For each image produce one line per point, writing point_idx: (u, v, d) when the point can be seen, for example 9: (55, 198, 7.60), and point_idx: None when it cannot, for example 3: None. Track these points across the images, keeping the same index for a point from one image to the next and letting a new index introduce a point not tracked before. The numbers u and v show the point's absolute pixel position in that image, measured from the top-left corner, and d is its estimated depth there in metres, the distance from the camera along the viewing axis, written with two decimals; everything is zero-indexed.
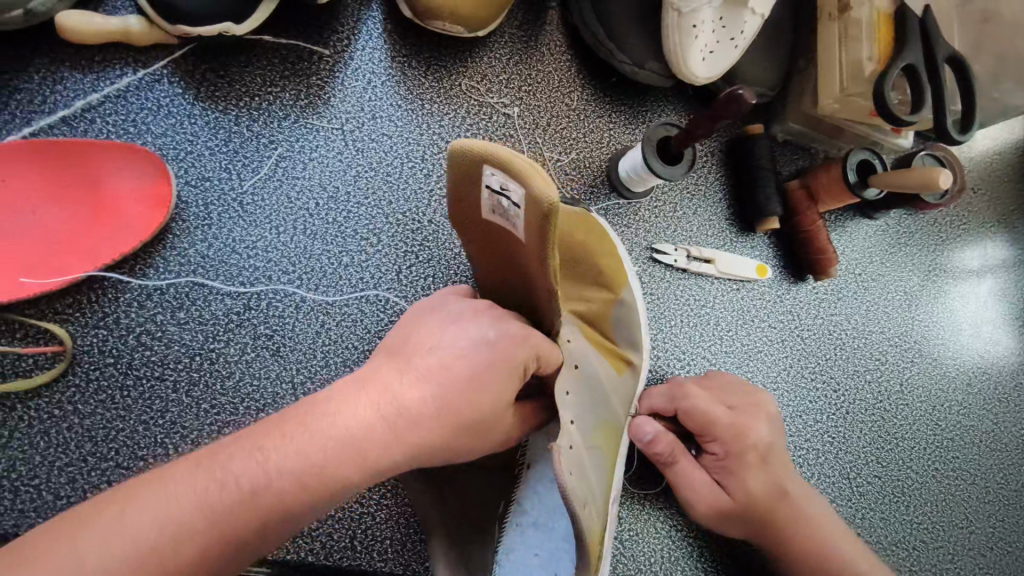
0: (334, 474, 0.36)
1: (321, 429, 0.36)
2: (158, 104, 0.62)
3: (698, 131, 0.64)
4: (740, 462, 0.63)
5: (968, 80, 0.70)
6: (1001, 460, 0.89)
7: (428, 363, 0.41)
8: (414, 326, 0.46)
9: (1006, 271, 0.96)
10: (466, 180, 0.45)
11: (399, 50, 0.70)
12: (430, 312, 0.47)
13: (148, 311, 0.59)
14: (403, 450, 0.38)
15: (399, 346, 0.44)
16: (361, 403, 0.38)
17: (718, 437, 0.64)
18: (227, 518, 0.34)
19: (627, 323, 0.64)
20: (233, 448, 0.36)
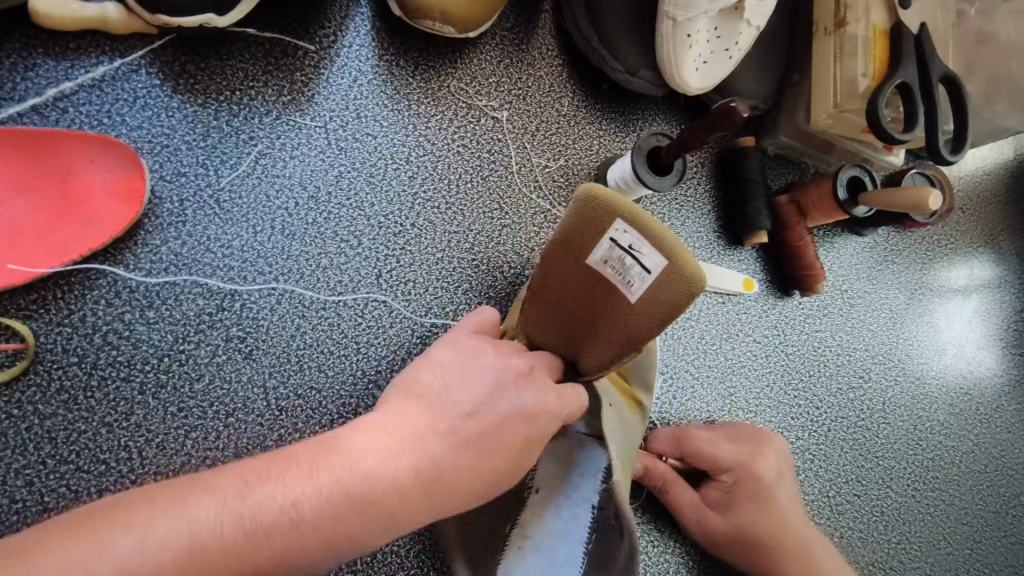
0: (367, 534, 0.39)
1: (355, 486, 0.40)
2: (134, 95, 0.60)
3: (690, 143, 0.63)
4: (746, 487, 0.66)
5: (961, 100, 0.69)
6: (980, 481, 0.89)
7: (456, 424, 0.45)
8: (444, 370, 0.49)
9: (991, 291, 0.96)
10: (584, 223, 0.47)
11: (387, 48, 0.68)
12: (460, 355, 0.50)
13: (116, 310, 0.57)
14: (428, 512, 0.42)
15: (429, 394, 0.47)
16: (391, 465, 0.41)
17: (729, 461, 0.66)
18: (253, 560, 0.35)
19: (643, 366, 0.66)
20: (266, 489, 0.38)
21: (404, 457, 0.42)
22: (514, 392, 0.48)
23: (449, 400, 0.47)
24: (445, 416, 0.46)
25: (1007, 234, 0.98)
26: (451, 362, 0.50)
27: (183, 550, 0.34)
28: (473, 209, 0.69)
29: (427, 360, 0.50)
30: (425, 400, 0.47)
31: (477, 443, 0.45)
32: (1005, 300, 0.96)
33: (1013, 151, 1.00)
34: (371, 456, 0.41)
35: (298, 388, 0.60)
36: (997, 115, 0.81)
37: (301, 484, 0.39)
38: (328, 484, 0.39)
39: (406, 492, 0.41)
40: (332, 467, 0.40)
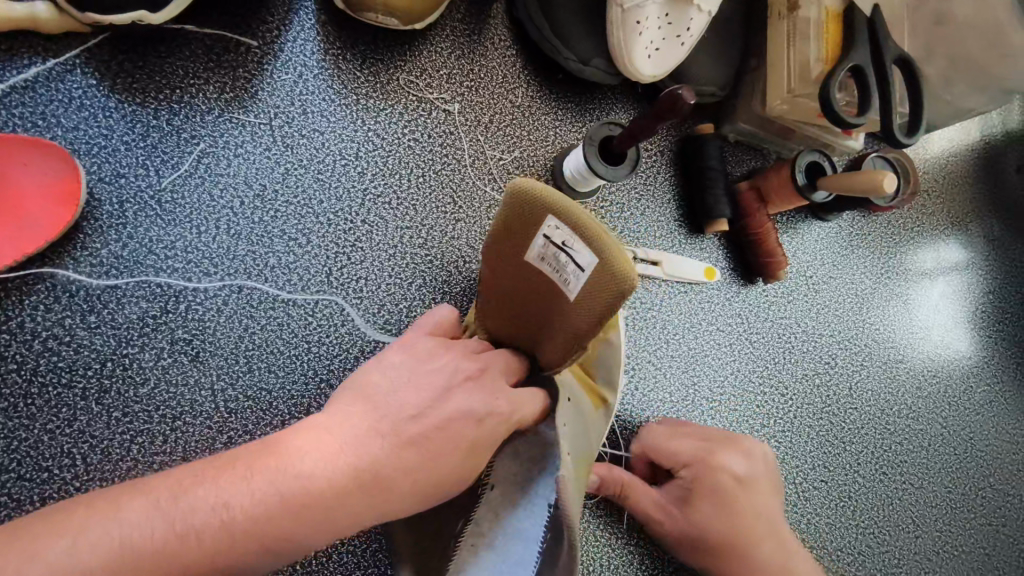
0: (299, 538, 0.39)
1: (290, 488, 0.39)
2: (70, 96, 0.58)
3: (640, 131, 0.62)
4: (702, 494, 0.63)
5: (917, 82, 0.69)
6: (949, 463, 0.89)
7: (401, 424, 0.45)
8: (392, 371, 0.49)
9: (959, 274, 0.96)
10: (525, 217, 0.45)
11: (333, 42, 0.67)
12: (407, 358, 0.50)
13: (56, 315, 0.56)
14: (370, 518, 0.42)
15: (377, 394, 0.47)
16: (333, 465, 0.41)
17: (689, 464, 0.65)
18: (179, 564, 0.35)
19: (609, 365, 0.64)
20: (199, 491, 0.38)
21: (347, 457, 0.41)
22: (461, 394, 0.48)
23: (395, 400, 0.46)
24: (391, 416, 0.45)
25: (975, 216, 0.98)
26: (399, 364, 0.49)
27: (111, 553, 0.34)
28: (425, 204, 0.68)
29: (380, 361, 0.50)
30: (374, 402, 0.46)
31: (422, 443, 0.44)
32: (974, 282, 0.96)
33: (980, 132, 1.00)
34: (312, 456, 0.41)
35: (247, 389, 0.59)
36: (957, 97, 0.80)
37: (238, 484, 0.38)
38: (262, 486, 0.38)
39: (346, 494, 0.40)
40: (271, 469, 0.39)
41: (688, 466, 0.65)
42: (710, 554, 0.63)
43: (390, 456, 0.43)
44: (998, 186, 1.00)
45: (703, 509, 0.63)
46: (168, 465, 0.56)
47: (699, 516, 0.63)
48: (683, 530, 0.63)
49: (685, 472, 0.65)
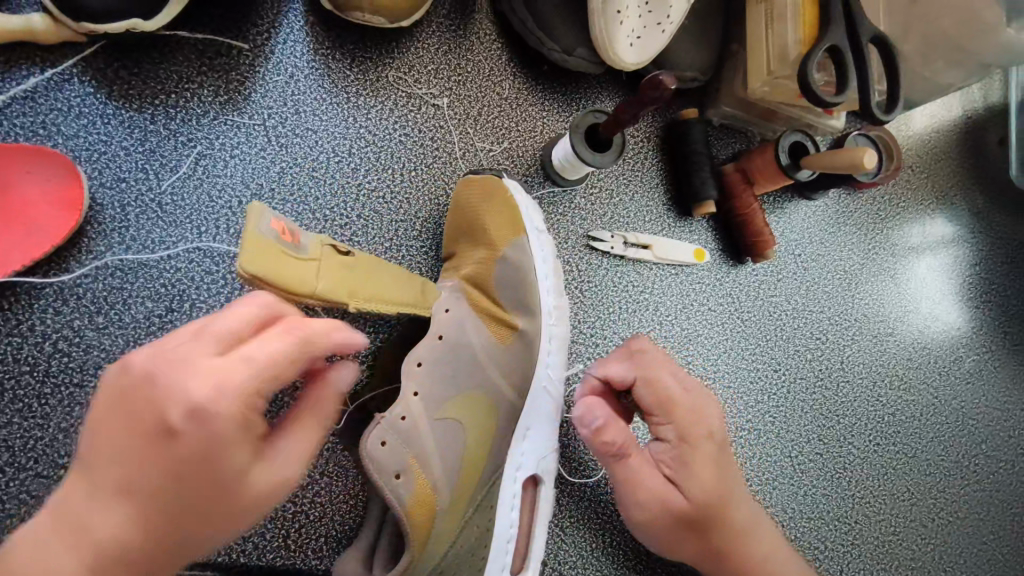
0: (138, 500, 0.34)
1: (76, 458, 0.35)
2: (68, 104, 0.60)
3: (624, 118, 0.64)
4: (690, 455, 0.58)
5: (893, 60, 0.70)
6: (942, 432, 0.91)
7: (140, 449, 0.34)
8: (137, 355, 0.35)
9: (944, 247, 0.97)
10: (293, 252, 0.47)
11: (322, 43, 0.69)
12: (190, 334, 0.36)
13: (65, 317, 0.58)
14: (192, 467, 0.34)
15: (108, 416, 0.34)
16: (91, 520, 0.33)
17: (676, 419, 0.59)
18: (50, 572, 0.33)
19: (517, 282, 0.61)
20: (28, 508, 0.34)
21: (101, 509, 0.34)
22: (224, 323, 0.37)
23: (115, 433, 0.34)
24: (137, 467, 0.34)
25: (959, 189, 1.00)
26: (147, 364, 0.34)
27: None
28: (418, 197, 0.70)
29: (124, 370, 0.35)
30: (102, 441, 0.34)
31: (181, 475, 0.34)
32: (960, 255, 0.98)
33: (961, 107, 1.01)
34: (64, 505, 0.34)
35: None
36: (936, 73, 0.82)
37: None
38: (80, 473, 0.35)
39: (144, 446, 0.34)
40: (17, 560, 0.32)
41: (676, 424, 0.59)
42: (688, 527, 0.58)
43: (156, 500, 0.34)
44: (982, 158, 1.01)
45: (693, 479, 0.57)
46: None
47: (692, 487, 0.57)
48: (667, 500, 0.58)
49: (670, 426, 0.59)
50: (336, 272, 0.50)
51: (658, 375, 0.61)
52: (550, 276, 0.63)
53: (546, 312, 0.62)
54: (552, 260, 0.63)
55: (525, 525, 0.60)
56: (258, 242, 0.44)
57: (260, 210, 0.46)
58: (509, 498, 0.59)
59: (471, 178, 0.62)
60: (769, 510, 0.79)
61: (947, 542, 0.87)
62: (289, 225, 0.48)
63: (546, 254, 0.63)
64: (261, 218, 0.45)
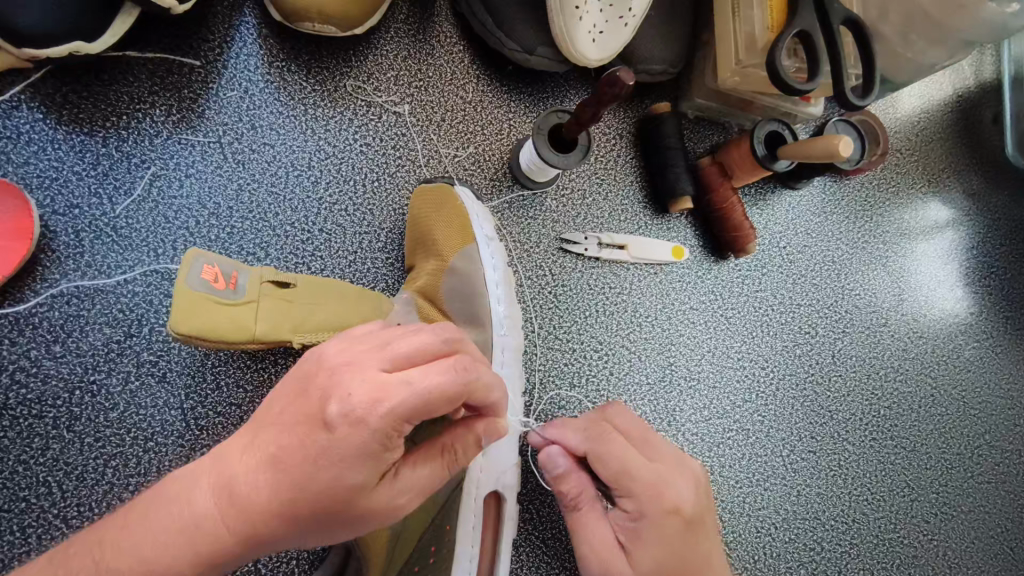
0: (261, 487, 0.37)
1: (331, 451, 0.36)
2: (18, 132, 0.59)
3: (584, 118, 0.61)
4: (645, 532, 0.55)
5: (866, 44, 0.67)
6: (942, 424, 0.88)
7: (301, 434, 0.37)
8: (325, 354, 0.39)
9: (938, 232, 0.94)
10: (223, 299, 0.51)
11: (277, 55, 0.68)
12: (345, 349, 0.39)
13: (21, 347, 0.57)
14: (327, 469, 0.37)
15: (283, 398, 0.39)
16: (226, 483, 0.38)
17: (633, 495, 0.55)
18: (202, 541, 0.37)
19: (465, 292, 0.61)
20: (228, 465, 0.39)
21: (234, 476, 0.38)
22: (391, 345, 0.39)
23: (275, 416, 0.39)
24: (281, 445, 0.37)
25: (953, 171, 0.96)
26: (332, 363, 0.39)
27: (143, 541, 0.38)
28: (382, 207, 0.68)
29: (310, 365, 0.39)
30: (261, 418, 0.40)
31: (310, 464, 0.37)
32: (957, 239, 0.95)
33: (952, 85, 0.98)
34: (206, 465, 0.40)
35: (217, 405, 0.60)
36: (917, 53, 0.79)
37: (133, 529, 0.38)
38: (261, 453, 0.38)
39: (351, 446, 0.36)
40: (158, 503, 0.39)
41: (630, 498, 0.55)
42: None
43: (285, 484, 0.37)
44: (976, 137, 0.98)
45: (642, 553, 0.54)
46: (143, 486, 0.57)
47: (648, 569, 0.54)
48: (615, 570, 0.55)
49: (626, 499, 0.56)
50: (272, 308, 0.54)
51: (614, 447, 0.57)
52: (501, 284, 0.63)
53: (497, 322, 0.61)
54: (502, 268, 0.63)
55: (490, 541, 0.55)
56: (187, 297, 0.49)
57: (194, 258, 0.51)
58: (470, 521, 0.53)
59: (425, 189, 0.64)
60: (761, 512, 0.77)
61: (951, 537, 0.84)
62: (225, 269, 0.53)
63: (496, 261, 0.63)
64: (189, 272, 0.50)
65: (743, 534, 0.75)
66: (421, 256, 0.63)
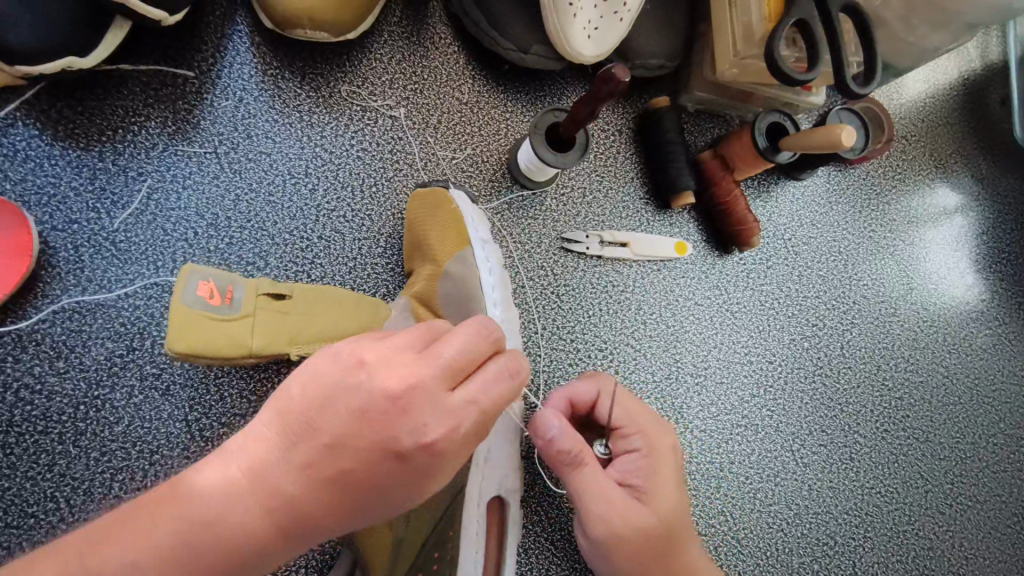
0: (317, 502, 0.37)
1: (400, 479, 0.37)
2: (15, 149, 0.59)
3: (580, 116, 0.61)
4: (656, 468, 0.60)
5: (866, 31, 0.66)
6: (955, 413, 0.87)
7: (368, 458, 0.37)
8: (371, 360, 0.38)
9: (947, 218, 0.93)
10: (220, 315, 0.52)
11: (270, 62, 0.67)
12: (388, 354, 0.38)
13: (25, 364, 0.57)
14: (390, 492, 0.38)
15: (332, 408, 0.37)
16: (268, 495, 0.37)
17: (641, 433, 0.62)
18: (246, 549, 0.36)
19: (461, 296, 0.60)
20: (276, 472, 0.37)
21: (277, 488, 0.37)
22: (447, 354, 0.38)
23: (316, 427, 0.37)
24: (343, 464, 0.37)
25: (961, 156, 0.94)
26: (388, 383, 0.37)
27: (177, 550, 0.35)
28: (381, 212, 0.68)
29: (363, 375, 0.37)
30: (294, 423, 0.38)
31: (377, 486, 0.37)
32: (966, 224, 0.93)
33: (958, 69, 0.96)
34: (232, 471, 0.37)
35: (222, 416, 0.60)
36: (919, 38, 0.77)
37: (164, 533, 0.35)
38: (317, 466, 0.37)
39: (418, 475, 0.38)
40: (189, 509, 0.36)
41: (641, 435, 0.61)
42: (653, 547, 0.56)
43: (345, 501, 0.37)
44: (984, 121, 0.96)
45: (660, 490, 0.58)
46: None
47: (661, 502, 0.58)
48: (640, 516, 0.56)
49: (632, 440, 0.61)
50: (269, 320, 0.54)
51: (619, 392, 0.64)
52: (498, 287, 0.60)
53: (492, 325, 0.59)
54: (498, 273, 0.61)
55: (495, 545, 0.54)
56: (182, 316, 0.50)
57: (187, 277, 0.51)
58: (473, 527, 0.52)
59: (421, 192, 0.64)
60: (772, 508, 0.76)
61: (967, 528, 0.83)
62: (221, 284, 0.53)
63: (492, 264, 0.61)
64: (185, 288, 0.51)
65: (755, 531, 0.74)
66: (419, 260, 0.64)
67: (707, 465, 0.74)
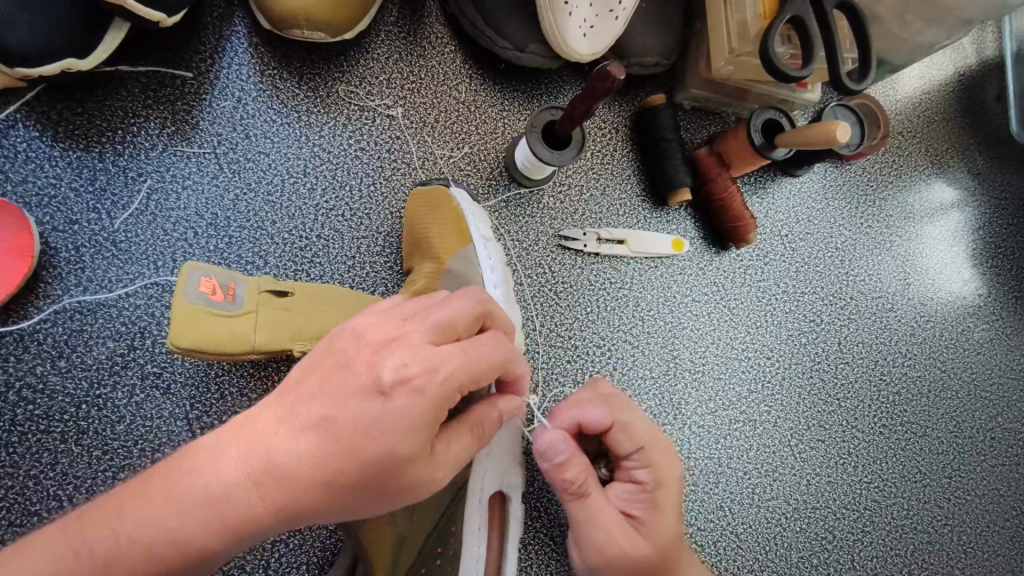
0: (305, 459, 0.37)
1: (383, 424, 0.37)
2: (15, 150, 0.60)
3: (577, 114, 0.61)
4: (660, 503, 0.57)
5: (861, 28, 0.66)
6: (953, 408, 0.87)
7: (351, 405, 0.37)
8: (359, 325, 0.40)
9: (943, 214, 0.93)
10: (223, 312, 0.52)
11: (268, 63, 0.68)
12: (378, 315, 0.41)
13: (27, 364, 0.57)
14: (375, 446, 0.37)
15: (321, 365, 0.39)
16: (260, 463, 0.37)
17: (652, 466, 0.58)
18: (237, 507, 0.36)
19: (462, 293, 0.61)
20: (268, 428, 0.38)
21: (269, 455, 0.37)
22: (430, 312, 0.40)
23: (310, 391, 0.39)
24: (329, 414, 0.37)
25: (958, 151, 0.95)
26: (370, 336, 0.39)
27: (173, 507, 0.36)
28: (379, 211, 0.69)
29: (349, 334, 0.40)
30: (292, 393, 0.39)
31: (361, 436, 0.37)
32: (962, 220, 0.94)
33: (953, 64, 0.97)
34: (230, 445, 0.38)
35: (223, 415, 0.61)
36: (914, 34, 0.78)
37: (161, 494, 0.36)
38: (307, 421, 0.38)
39: (401, 423, 0.37)
40: (188, 471, 0.37)
41: (647, 471, 0.58)
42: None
43: (330, 455, 0.37)
44: (980, 116, 0.96)
45: (658, 525, 0.57)
46: None
47: (661, 536, 0.57)
48: (630, 548, 0.56)
49: (638, 473, 0.58)
50: (273, 317, 0.55)
51: (632, 419, 0.60)
52: (500, 285, 0.62)
53: None
54: (500, 268, 0.63)
55: (498, 545, 0.54)
56: (185, 312, 0.50)
57: (190, 274, 0.52)
58: (475, 520, 0.53)
59: (420, 192, 0.64)
60: (770, 502, 0.76)
61: (965, 522, 0.84)
62: (223, 281, 0.54)
63: (494, 261, 0.63)
64: (187, 286, 0.51)
65: (754, 525, 0.75)
66: (420, 258, 0.63)
67: (705, 461, 0.75)
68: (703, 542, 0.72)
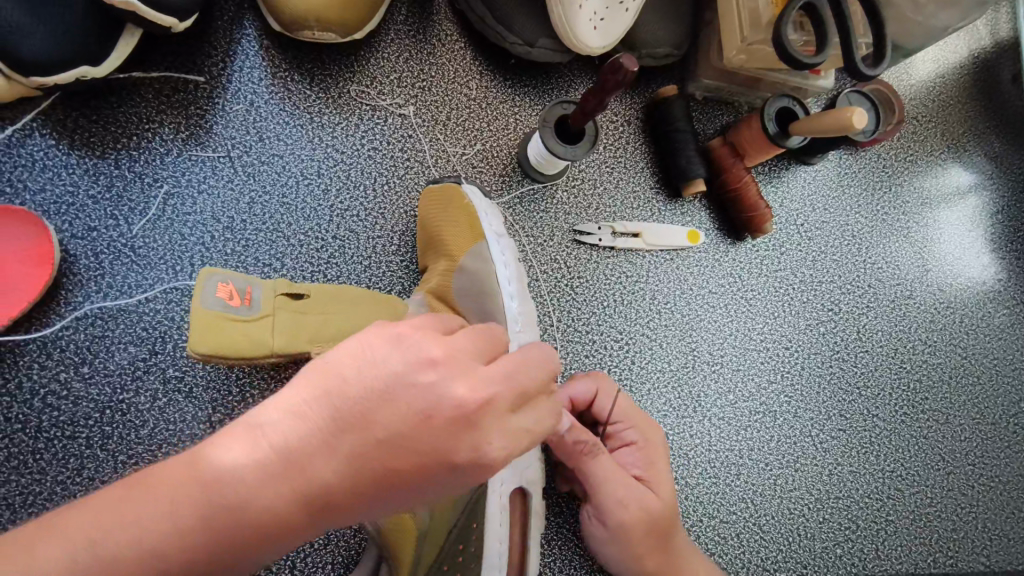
0: (348, 494, 0.32)
1: (445, 479, 0.33)
2: (32, 159, 0.60)
3: (589, 107, 0.60)
4: (655, 459, 0.62)
5: (875, 11, 0.66)
6: (975, 394, 0.86)
7: (413, 459, 0.32)
8: (431, 353, 0.33)
9: (960, 198, 0.92)
10: (238, 316, 0.52)
11: (280, 65, 0.68)
12: (448, 348, 0.34)
13: (51, 371, 0.58)
14: (428, 491, 0.33)
15: (382, 397, 0.32)
16: (300, 486, 0.32)
17: (638, 426, 0.64)
18: (263, 533, 0.32)
19: (476, 290, 0.61)
20: (307, 451, 0.32)
21: (313, 479, 0.32)
22: (510, 363, 0.34)
23: (365, 420, 0.32)
24: (384, 459, 0.32)
25: (974, 134, 0.94)
26: (445, 386, 0.33)
27: (190, 527, 0.31)
28: (393, 211, 0.69)
29: (420, 366, 0.33)
30: (343, 408, 0.32)
31: (417, 486, 0.33)
32: (979, 204, 0.92)
33: (968, 47, 0.95)
34: (261, 453, 0.32)
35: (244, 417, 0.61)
36: (929, 16, 0.77)
37: (176, 507, 0.31)
38: (357, 459, 0.32)
39: (462, 478, 0.33)
40: (205, 485, 0.31)
41: (636, 429, 0.63)
42: (661, 531, 0.59)
43: (379, 497, 0.33)
44: (996, 98, 0.95)
45: (660, 476, 0.61)
46: None
47: (665, 491, 0.60)
48: (648, 501, 0.58)
49: (629, 433, 0.63)
50: (286, 322, 0.55)
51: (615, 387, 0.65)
52: (514, 281, 0.61)
53: (512, 318, 0.60)
54: (514, 264, 0.62)
55: (519, 541, 0.55)
56: (203, 319, 0.51)
57: (206, 282, 0.52)
58: (497, 519, 0.53)
59: (433, 190, 0.64)
60: (793, 493, 0.76)
61: (990, 509, 0.83)
62: (240, 286, 0.54)
63: (507, 257, 0.62)
64: (204, 293, 0.51)
65: (777, 516, 0.74)
66: (433, 256, 0.63)
67: (726, 453, 0.74)
68: (725, 534, 0.72)
